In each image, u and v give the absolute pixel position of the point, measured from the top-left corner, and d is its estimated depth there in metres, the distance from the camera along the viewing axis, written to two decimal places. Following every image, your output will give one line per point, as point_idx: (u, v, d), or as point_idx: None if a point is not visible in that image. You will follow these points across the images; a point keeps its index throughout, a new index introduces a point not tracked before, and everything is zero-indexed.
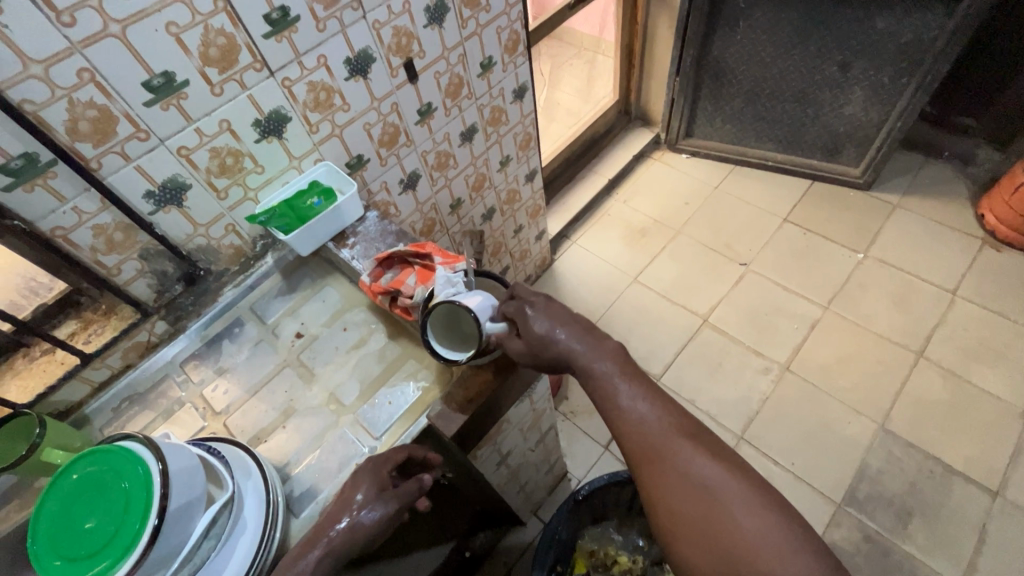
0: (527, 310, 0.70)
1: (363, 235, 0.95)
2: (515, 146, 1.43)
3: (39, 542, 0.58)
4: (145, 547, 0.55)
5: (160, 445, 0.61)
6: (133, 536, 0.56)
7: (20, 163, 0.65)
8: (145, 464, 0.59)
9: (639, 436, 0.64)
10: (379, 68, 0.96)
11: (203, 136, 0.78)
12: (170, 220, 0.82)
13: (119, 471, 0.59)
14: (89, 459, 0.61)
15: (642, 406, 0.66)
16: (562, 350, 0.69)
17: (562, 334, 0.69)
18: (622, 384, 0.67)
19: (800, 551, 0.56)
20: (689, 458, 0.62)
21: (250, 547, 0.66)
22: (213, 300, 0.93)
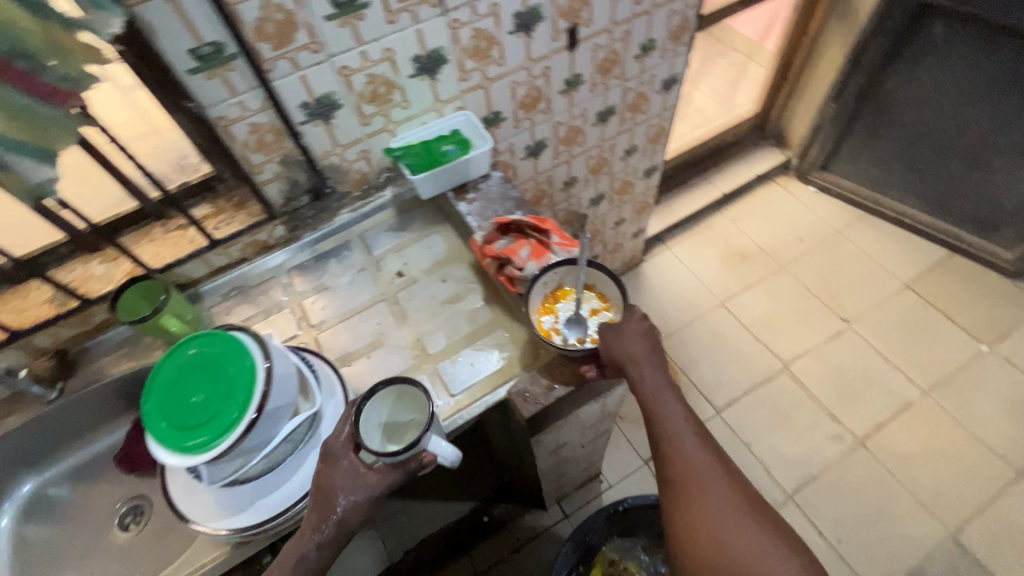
0: (627, 343, 0.72)
1: (484, 193, 0.93)
2: (644, 138, 1.36)
3: (149, 399, 0.63)
4: (239, 435, 0.59)
5: (269, 346, 0.64)
6: (229, 423, 0.59)
7: (209, 50, 0.67)
8: (254, 361, 0.62)
9: (688, 462, 0.71)
10: (544, 28, 0.92)
11: (367, 60, 0.79)
12: (316, 134, 0.84)
13: (229, 359, 0.63)
14: (207, 339, 0.65)
15: (691, 432, 0.73)
16: (646, 379, 0.72)
17: (648, 365, 0.72)
18: (677, 405, 0.73)
19: (750, 527, 0.68)
20: (692, 450, 0.72)
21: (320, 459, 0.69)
22: (329, 220, 0.95)
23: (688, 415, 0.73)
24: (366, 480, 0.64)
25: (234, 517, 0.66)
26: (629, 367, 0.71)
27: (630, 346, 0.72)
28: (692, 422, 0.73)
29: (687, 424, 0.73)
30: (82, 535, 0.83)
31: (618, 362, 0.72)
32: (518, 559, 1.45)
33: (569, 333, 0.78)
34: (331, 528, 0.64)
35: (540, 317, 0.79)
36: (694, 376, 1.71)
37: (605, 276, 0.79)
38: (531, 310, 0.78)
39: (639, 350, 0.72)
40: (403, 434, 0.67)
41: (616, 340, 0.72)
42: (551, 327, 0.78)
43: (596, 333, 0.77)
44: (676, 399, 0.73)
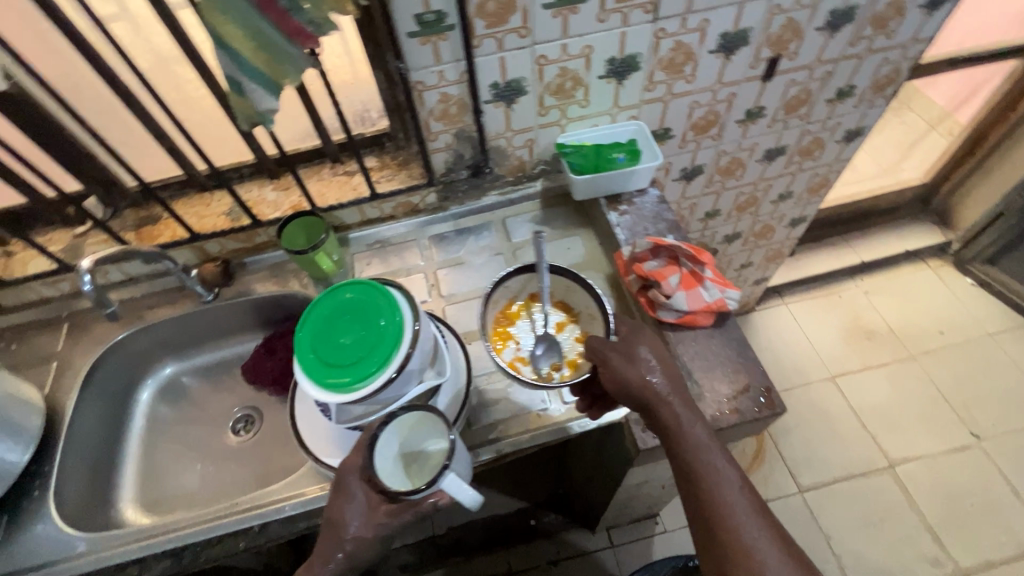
0: (644, 371, 0.64)
1: (637, 208, 0.90)
2: (804, 186, 1.26)
3: (303, 326, 0.67)
4: (376, 387, 0.61)
5: (418, 310, 0.66)
6: (367, 374, 0.62)
7: (431, 17, 0.69)
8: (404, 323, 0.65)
9: (737, 528, 0.58)
10: (746, 53, 0.87)
11: (565, 54, 0.79)
12: (494, 115, 0.84)
13: (382, 310, 0.66)
14: (365, 287, 0.69)
15: (740, 493, 0.60)
16: (668, 412, 0.63)
17: (677, 404, 0.63)
18: (720, 457, 0.61)
19: None
20: (740, 514, 0.59)
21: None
22: (477, 198, 0.98)
23: (734, 470, 0.61)
24: (377, 515, 0.63)
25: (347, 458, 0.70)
26: (649, 398, 0.63)
27: (648, 372, 0.64)
28: (738, 477, 0.61)
29: (725, 471, 0.61)
30: (201, 429, 0.91)
31: (637, 391, 0.63)
32: (554, 571, 1.42)
33: (541, 355, 0.78)
34: (344, 559, 0.64)
35: (500, 345, 0.78)
36: (782, 446, 1.58)
37: (573, 284, 0.79)
38: (491, 339, 0.78)
39: (658, 380, 0.64)
40: (419, 465, 0.66)
41: (630, 368, 0.64)
42: (514, 357, 0.77)
43: (568, 356, 0.78)
44: (711, 438, 0.62)
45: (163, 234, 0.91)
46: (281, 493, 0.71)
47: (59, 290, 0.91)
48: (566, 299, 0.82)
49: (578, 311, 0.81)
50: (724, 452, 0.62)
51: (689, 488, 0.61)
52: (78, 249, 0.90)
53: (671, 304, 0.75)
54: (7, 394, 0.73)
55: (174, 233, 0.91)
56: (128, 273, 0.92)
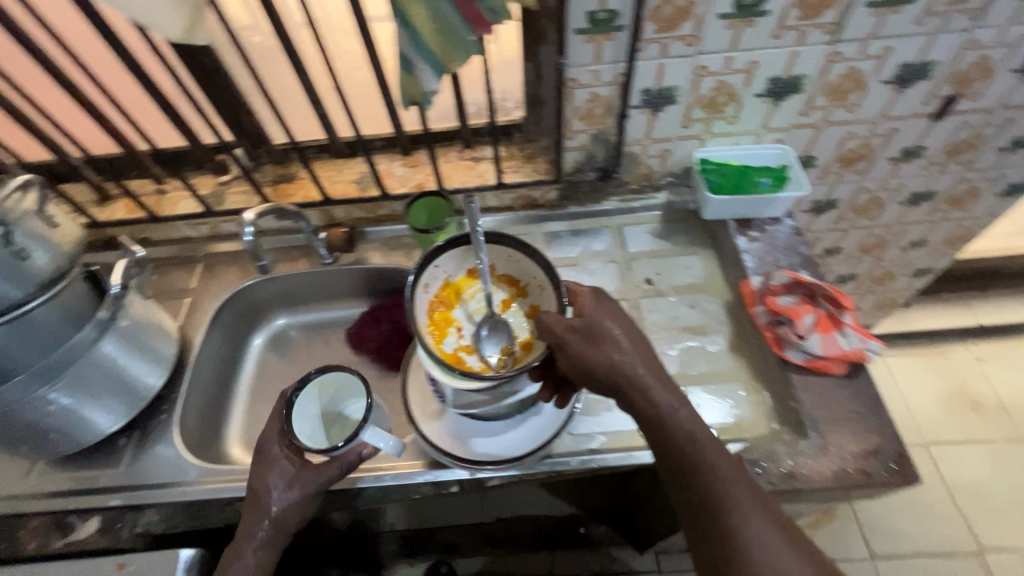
0: (611, 353, 0.60)
1: (769, 236, 0.86)
2: (942, 237, 1.16)
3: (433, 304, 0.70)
4: (491, 385, 0.61)
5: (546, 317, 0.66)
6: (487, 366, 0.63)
7: (604, 16, 0.68)
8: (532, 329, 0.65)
9: (725, 505, 0.56)
10: (923, 88, 0.80)
11: (727, 67, 0.76)
12: (638, 121, 0.82)
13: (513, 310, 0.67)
14: (500, 283, 0.70)
15: (727, 471, 0.58)
16: (642, 396, 0.60)
17: (650, 385, 0.60)
18: (703, 434, 0.59)
19: None
20: (727, 490, 0.57)
21: (535, 432, 0.70)
22: (597, 201, 0.96)
23: (721, 449, 0.59)
24: (301, 476, 0.65)
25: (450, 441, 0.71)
26: (620, 381, 0.60)
27: (618, 353, 0.60)
28: (730, 458, 0.59)
29: (716, 455, 0.58)
30: None
31: (608, 376, 0.60)
32: None
33: (483, 338, 0.67)
34: (270, 526, 0.64)
35: (439, 336, 0.65)
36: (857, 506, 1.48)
37: (516, 253, 0.65)
38: (424, 332, 0.63)
39: (623, 359, 0.60)
40: (339, 424, 0.76)
41: (591, 349, 0.59)
42: (458, 348, 0.66)
43: (519, 335, 0.67)
44: (693, 422, 0.60)
45: (297, 193, 0.95)
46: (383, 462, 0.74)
47: (198, 232, 0.98)
48: (507, 271, 0.68)
49: (524, 283, 0.67)
50: (707, 432, 0.59)
51: (682, 474, 0.59)
52: (220, 196, 0.97)
53: (808, 345, 0.70)
54: (152, 322, 0.79)
55: (306, 195, 0.95)
56: (259, 225, 0.97)
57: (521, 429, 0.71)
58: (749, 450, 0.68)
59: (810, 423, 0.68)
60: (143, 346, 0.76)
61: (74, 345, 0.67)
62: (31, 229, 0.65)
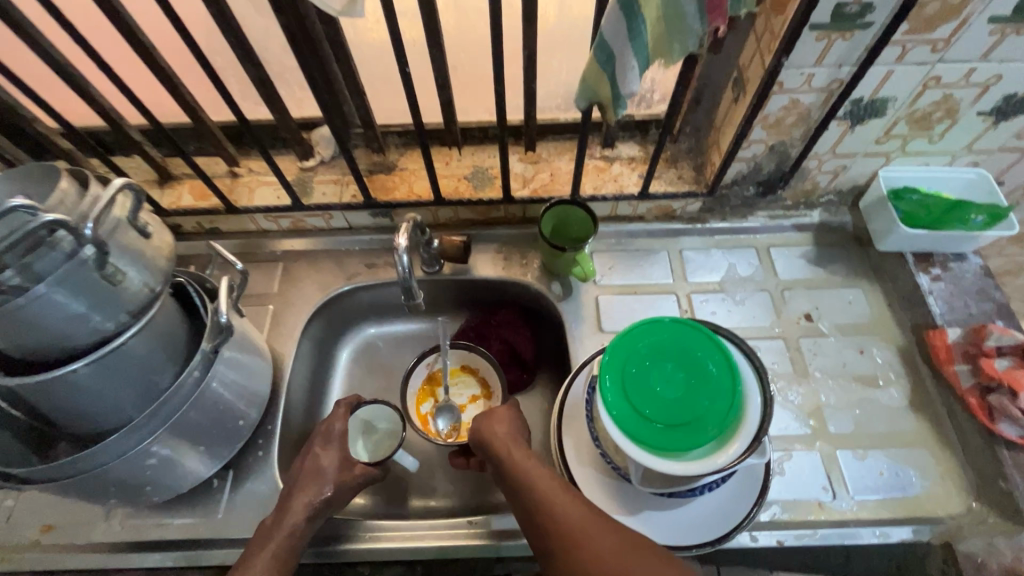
0: (497, 423, 0.65)
1: (955, 276, 0.75)
2: None
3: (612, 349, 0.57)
4: (709, 471, 0.50)
5: (761, 381, 0.54)
6: (694, 447, 0.51)
7: (853, 10, 0.54)
8: (749, 402, 0.53)
9: (570, 532, 0.51)
10: None
11: (963, 80, 0.62)
12: (830, 134, 0.69)
13: (722, 374, 0.54)
14: (699, 332, 0.57)
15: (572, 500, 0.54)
16: (514, 455, 0.59)
17: (511, 443, 0.62)
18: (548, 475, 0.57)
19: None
20: (569, 517, 0.52)
21: (724, 513, 0.58)
22: (742, 216, 0.84)
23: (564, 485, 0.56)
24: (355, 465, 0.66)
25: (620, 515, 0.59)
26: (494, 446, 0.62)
27: (490, 421, 0.65)
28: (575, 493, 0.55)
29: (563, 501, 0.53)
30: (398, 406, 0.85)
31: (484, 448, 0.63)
32: None
33: (442, 419, 0.78)
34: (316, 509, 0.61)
35: (419, 399, 0.78)
36: None
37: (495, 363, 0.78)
38: (409, 394, 0.77)
39: (510, 433, 0.63)
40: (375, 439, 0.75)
41: (486, 423, 0.65)
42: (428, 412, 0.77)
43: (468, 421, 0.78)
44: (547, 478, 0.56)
45: (399, 188, 0.81)
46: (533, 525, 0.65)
47: (277, 225, 0.84)
48: (487, 378, 0.80)
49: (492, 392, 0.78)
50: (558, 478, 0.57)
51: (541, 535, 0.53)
52: (306, 185, 0.82)
53: None
54: (247, 341, 0.66)
55: (411, 190, 0.81)
56: (351, 222, 0.84)
57: (707, 509, 0.59)
58: (965, 539, 0.62)
59: None
60: (244, 372, 0.64)
61: (177, 387, 0.54)
62: (127, 243, 0.51)
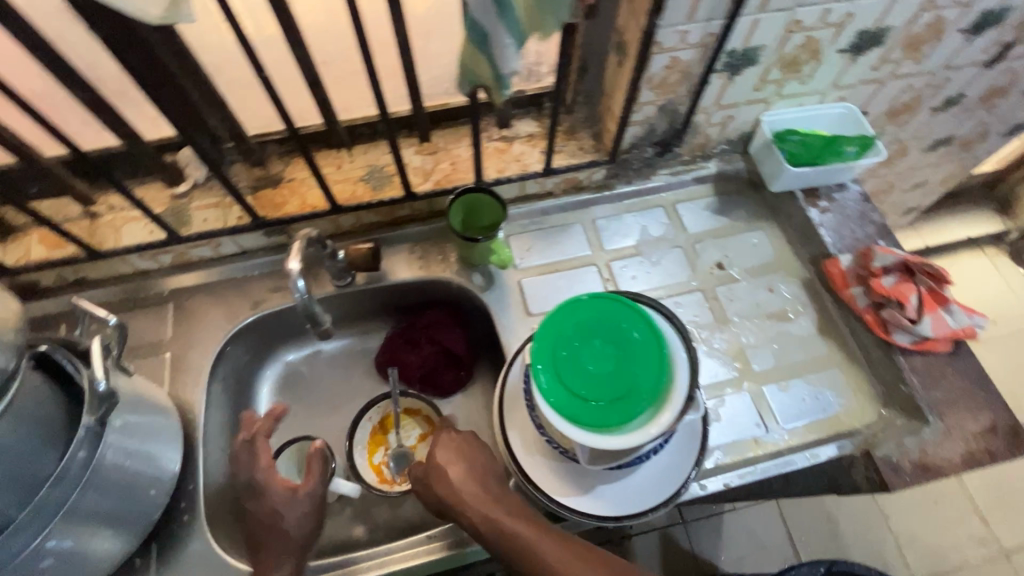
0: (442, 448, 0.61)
1: (839, 205, 0.81)
2: (938, 178, 1.19)
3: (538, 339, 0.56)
4: (651, 437, 0.51)
5: (683, 339, 0.56)
6: (634, 414, 0.52)
7: None
8: (675, 359, 0.54)
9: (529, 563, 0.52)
10: (990, 35, 0.76)
11: (821, 21, 0.65)
12: (712, 87, 0.71)
13: (643, 337, 0.55)
14: (615, 303, 0.58)
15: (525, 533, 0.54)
16: (472, 499, 0.57)
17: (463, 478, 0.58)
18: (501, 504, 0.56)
19: None
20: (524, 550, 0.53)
21: (670, 471, 0.60)
22: (646, 177, 0.85)
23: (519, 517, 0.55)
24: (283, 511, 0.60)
25: (574, 497, 0.59)
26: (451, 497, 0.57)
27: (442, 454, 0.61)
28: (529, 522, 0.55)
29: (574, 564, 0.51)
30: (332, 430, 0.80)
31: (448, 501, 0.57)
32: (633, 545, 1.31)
33: (396, 467, 0.76)
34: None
35: (370, 450, 0.77)
36: None
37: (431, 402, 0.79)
38: (356, 448, 0.76)
39: (462, 466, 0.59)
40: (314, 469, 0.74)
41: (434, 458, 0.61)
42: (381, 461, 0.76)
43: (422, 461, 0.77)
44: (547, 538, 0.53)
45: (290, 202, 0.75)
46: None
47: (158, 263, 0.75)
48: (431, 415, 0.79)
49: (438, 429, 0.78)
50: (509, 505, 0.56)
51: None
52: (182, 214, 0.73)
53: (922, 329, 0.68)
54: (144, 399, 0.59)
55: (304, 202, 0.75)
56: (242, 246, 0.76)
57: (655, 470, 0.60)
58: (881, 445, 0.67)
59: (929, 406, 0.66)
60: (142, 435, 0.57)
61: (60, 474, 0.47)
62: None
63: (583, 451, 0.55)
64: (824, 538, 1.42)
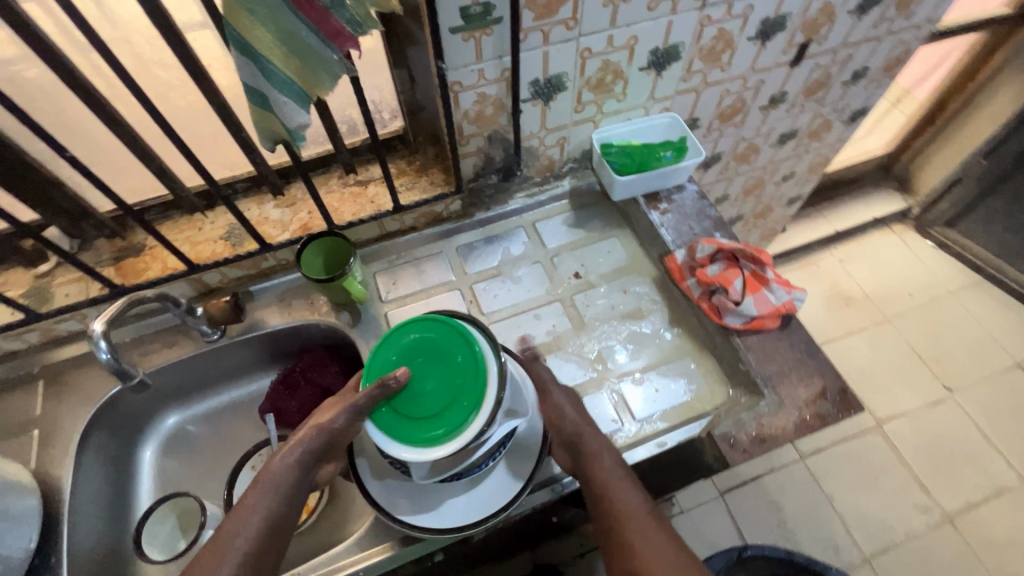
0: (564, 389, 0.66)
1: (678, 205, 0.87)
2: (805, 167, 1.27)
3: (378, 354, 0.60)
4: (466, 442, 0.54)
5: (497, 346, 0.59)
6: (433, 438, 0.55)
7: (478, 10, 0.61)
8: (489, 371, 0.57)
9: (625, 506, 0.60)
10: (781, 38, 0.84)
11: (609, 46, 0.73)
12: (531, 114, 0.77)
13: (464, 369, 0.57)
14: (455, 331, 0.59)
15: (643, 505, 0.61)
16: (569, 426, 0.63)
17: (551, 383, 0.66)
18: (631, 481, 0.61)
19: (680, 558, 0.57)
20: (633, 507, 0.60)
21: (514, 470, 0.63)
22: (503, 202, 0.90)
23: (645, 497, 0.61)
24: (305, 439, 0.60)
25: (427, 515, 0.61)
26: (569, 436, 0.62)
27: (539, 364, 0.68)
28: (645, 498, 0.61)
29: (633, 503, 0.60)
30: (218, 483, 0.80)
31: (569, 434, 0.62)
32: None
33: None
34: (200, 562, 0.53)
35: None
36: None
37: None
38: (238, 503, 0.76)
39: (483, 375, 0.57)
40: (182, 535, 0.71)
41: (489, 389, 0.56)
42: None
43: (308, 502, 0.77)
44: (630, 487, 0.61)
45: (151, 267, 0.78)
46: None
47: (25, 342, 0.77)
48: None
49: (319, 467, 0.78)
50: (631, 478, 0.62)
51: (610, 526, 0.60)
52: (44, 293, 0.76)
53: (747, 311, 0.72)
54: None
55: (165, 265, 0.78)
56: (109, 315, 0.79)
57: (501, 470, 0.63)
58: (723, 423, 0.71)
59: (764, 381, 0.70)
60: None
61: None
62: None
63: (419, 469, 0.57)
64: (770, 525, 1.43)
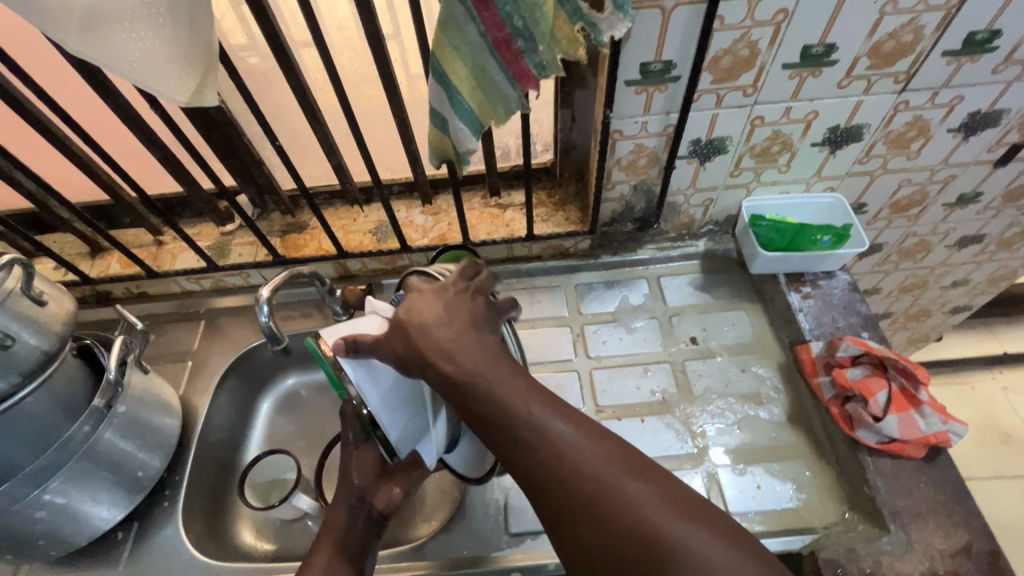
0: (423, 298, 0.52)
1: (824, 293, 0.80)
2: (983, 276, 1.11)
3: None
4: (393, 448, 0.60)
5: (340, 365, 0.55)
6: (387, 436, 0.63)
7: (657, 67, 0.61)
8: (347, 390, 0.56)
9: (557, 442, 0.43)
10: (990, 136, 0.74)
11: (785, 117, 0.69)
12: (683, 171, 0.76)
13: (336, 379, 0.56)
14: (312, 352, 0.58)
15: (577, 430, 0.44)
16: (457, 352, 0.47)
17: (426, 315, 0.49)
18: (549, 402, 0.45)
19: (650, 499, 0.41)
20: (565, 440, 0.43)
21: None
22: (632, 250, 0.89)
23: (580, 426, 0.44)
24: (346, 480, 0.65)
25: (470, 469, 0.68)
26: (433, 357, 0.47)
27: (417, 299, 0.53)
28: (578, 425, 0.44)
29: (549, 417, 0.44)
30: (315, 448, 0.88)
31: (439, 351, 0.47)
32: None
33: None
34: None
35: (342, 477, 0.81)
36: None
37: None
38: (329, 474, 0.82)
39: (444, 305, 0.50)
40: (276, 489, 0.78)
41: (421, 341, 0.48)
42: None
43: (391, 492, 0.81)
44: (539, 402, 0.45)
45: (309, 245, 0.88)
46: (432, 555, 0.68)
47: (200, 286, 0.90)
48: None
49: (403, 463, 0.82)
50: (544, 397, 0.46)
51: (530, 461, 0.44)
52: (224, 248, 0.89)
53: (886, 431, 0.64)
54: (153, 397, 0.71)
55: (319, 246, 0.87)
56: (267, 278, 0.90)
57: None
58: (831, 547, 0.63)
59: (891, 515, 0.61)
60: (140, 424, 0.68)
61: (64, 440, 0.59)
62: (19, 310, 0.57)
63: (428, 454, 0.62)
64: None
